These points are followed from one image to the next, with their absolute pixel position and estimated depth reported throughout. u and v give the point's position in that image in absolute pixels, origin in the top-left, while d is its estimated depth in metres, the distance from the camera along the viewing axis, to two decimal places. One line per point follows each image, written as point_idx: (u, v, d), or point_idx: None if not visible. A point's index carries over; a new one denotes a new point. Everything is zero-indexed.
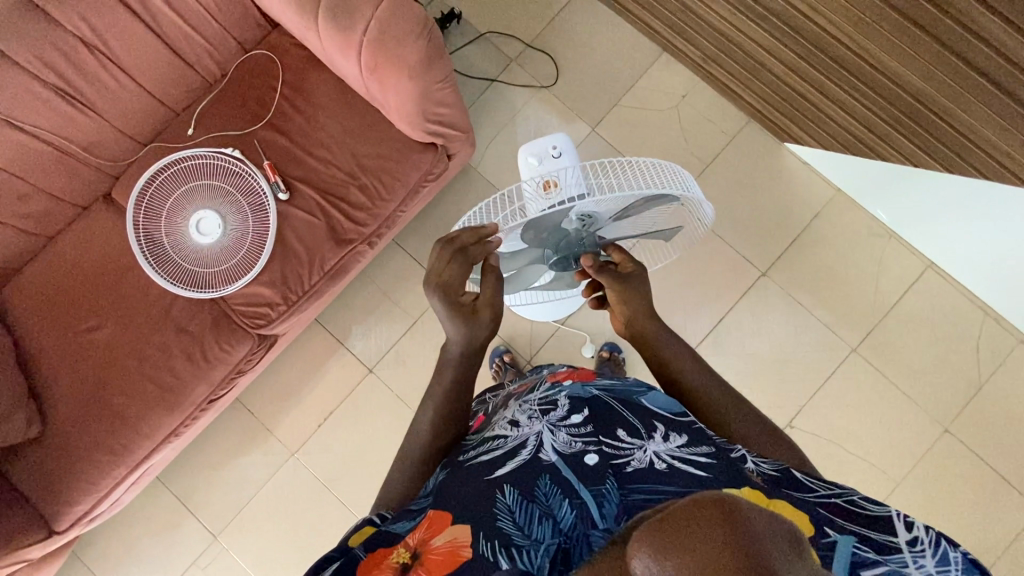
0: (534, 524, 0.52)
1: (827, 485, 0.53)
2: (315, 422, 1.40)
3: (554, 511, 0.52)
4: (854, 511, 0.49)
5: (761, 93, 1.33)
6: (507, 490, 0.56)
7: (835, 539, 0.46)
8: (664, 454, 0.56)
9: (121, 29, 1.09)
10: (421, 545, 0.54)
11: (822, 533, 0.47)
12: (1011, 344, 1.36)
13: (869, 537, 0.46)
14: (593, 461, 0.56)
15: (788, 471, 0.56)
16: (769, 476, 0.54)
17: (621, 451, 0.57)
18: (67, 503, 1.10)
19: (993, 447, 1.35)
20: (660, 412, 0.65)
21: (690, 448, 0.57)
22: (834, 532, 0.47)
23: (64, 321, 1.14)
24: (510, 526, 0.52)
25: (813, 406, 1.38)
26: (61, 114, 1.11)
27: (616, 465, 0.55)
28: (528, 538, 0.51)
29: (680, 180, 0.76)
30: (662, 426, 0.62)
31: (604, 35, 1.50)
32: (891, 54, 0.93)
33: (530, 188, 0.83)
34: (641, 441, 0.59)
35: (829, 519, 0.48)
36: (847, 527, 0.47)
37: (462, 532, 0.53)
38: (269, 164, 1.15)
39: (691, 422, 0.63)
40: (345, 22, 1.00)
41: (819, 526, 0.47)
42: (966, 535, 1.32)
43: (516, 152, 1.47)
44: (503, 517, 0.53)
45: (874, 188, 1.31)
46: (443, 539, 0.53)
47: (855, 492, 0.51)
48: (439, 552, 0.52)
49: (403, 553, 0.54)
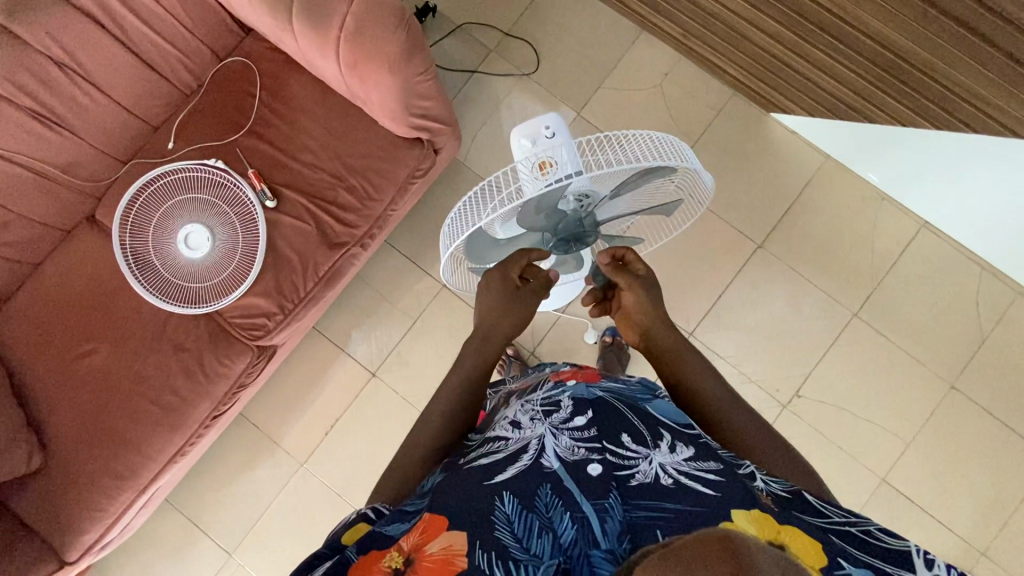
0: (533, 537, 0.49)
1: (841, 513, 0.52)
2: (322, 431, 1.39)
3: (553, 525, 0.49)
4: (870, 544, 0.48)
5: (743, 64, 1.29)
6: (506, 498, 0.53)
7: (850, 572, 0.45)
8: (670, 468, 0.55)
9: (91, 44, 1.07)
10: (416, 549, 0.50)
11: (835, 565, 0.45)
12: (1013, 299, 1.33)
13: (881, 570, 0.46)
14: (596, 470, 0.55)
15: (801, 493, 0.55)
16: (779, 496, 0.54)
17: (626, 461, 0.56)
18: (76, 532, 1.10)
19: (1005, 406, 1.32)
20: (667, 421, 0.65)
21: (697, 463, 0.56)
22: (848, 564, 0.45)
23: (58, 349, 1.13)
24: (507, 537, 0.49)
25: (823, 380, 1.35)
26: (38, 138, 1.09)
27: (620, 476, 0.54)
28: (526, 552, 0.48)
29: (679, 151, 0.72)
30: (668, 436, 0.61)
31: (580, 15, 1.46)
32: (873, 14, 0.89)
33: (524, 169, 0.77)
34: (647, 451, 0.58)
35: (841, 550, 0.47)
36: (861, 560, 0.46)
37: (457, 538, 0.50)
38: (254, 172, 1.12)
39: (698, 436, 0.63)
40: (320, 19, 0.97)
41: (832, 556, 0.46)
42: (989, 496, 1.30)
43: (502, 142, 1.45)
44: (501, 527, 0.50)
45: (867, 151, 1.28)
46: (438, 545, 0.50)
47: (871, 522, 0.50)
48: (433, 559, 0.49)
49: (396, 558, 0.50)
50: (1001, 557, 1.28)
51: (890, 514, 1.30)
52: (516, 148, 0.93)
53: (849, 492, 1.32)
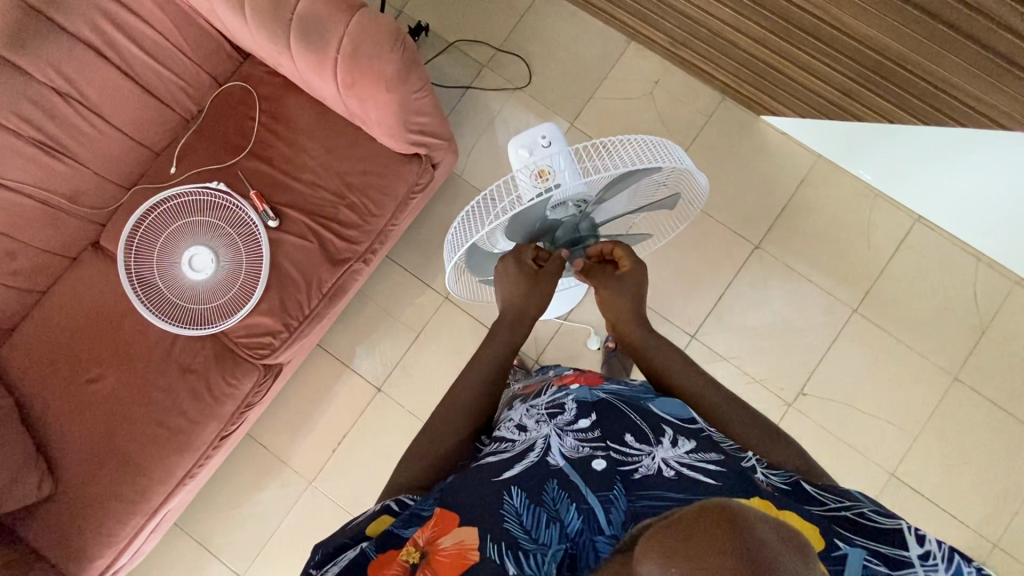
0: (542, 528, 0.51)
1: (837, 497, 0.54)
2: (331, 447, 1.40)
3: (560, 516, 0.52)
4: (864, 525, 0.50)
5: (732, 69, 1.32)
6: (514, 492, 0.55)
7: (845, 551, 0.47)
8: (673, 461, 0.56)
9: (94, 74, 1.10)
10: (429, 544, 0.51)
11: (833, 546, 0.47)
12: (1011, 288, 1.34)
13: (878, 551, 0.48)
14: (600, 465, 0.57)
15: (799, 483, 0.56)
16: (780, 487, 0.55)
17: (628, 457, 0.57)
18: (89, 558, 1.11)
19: (1005, 393, 1.32)
20: (670, 417, 0.65)
21: (700, 455, 0.57)
22: (844, 544, 0.48)
23: (65, 375, 1.14)
24: (516, 528, 0.51)
25: (825, 373, 1.36)
26: (43, 167, 1.11)
27: (623, 471, 0.56)
28: (535, 542, 0.50)
29: (671, 152, 0.73)
30: (671, 431, 0.62)
31: (570, 29, 1.49)
32: (852, 14, 0.91)
33: (523, 177, 0.78)
34: (650, 447, 0.59)
35: (839, 532, 0.49)
36: (857, 541, 0.48)
37: (468, 533, 0.51)
38: (256, 193, 1.14)
39: (701, 430, 0.63)
40: (318, 42, 0.99)
41: (830, 538, 0.48)
42: (999, 487, 1.30)
43: (498, 155, 1.47)
44: (510, 519, 0.52)
45: (855, 149, 1.30)
46: (451, 540, 0.51)
47: (865, 504, 0.52)
48: (446, 554, 0.50)
49: (412, 552, 0.51)
50: (1012, 547, 1.28)
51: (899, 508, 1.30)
52: (514, 157, 0.94)
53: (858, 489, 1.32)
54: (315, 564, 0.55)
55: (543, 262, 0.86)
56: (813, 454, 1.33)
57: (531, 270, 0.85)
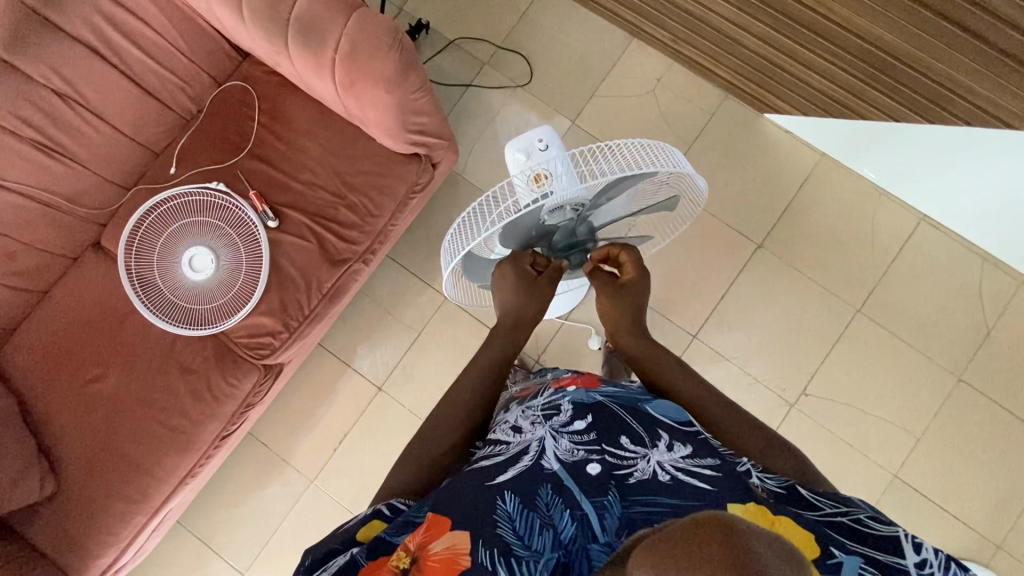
0: (535, 534, 0.51)
1: (833, 503, 0.53)
2: (332, 446, 1.40)
3: (554, 523, 0.51)
4: (858, 532, 0.49)
5: (732, 66, 1.31)
6: (507, 497, 0.55)
7: (841, 560, 0.46)
8: (668, 465, 0.56)
9: (92, 74, 1.10)
10: (421, 549, 0.51)
11: (828, 554, 0.46)
12: (1016, 288, 1.33)
13: (873, 558, 0.47)
14: (595, 470, 0.56)
15: (794, 488, 0.55)
16: (775, 492, 0.54)
17: (624, 461, 0.57)
18: (91, 556, 1.11)
19: (1010, 394, 1.31)
20: (667, 422, 0.64)
21: (696, 459, 0.57)
22: (840, 553, 0.47)
23: (67, 375, 1.14)
24: (509, 534, 0.51)
25: (828, 372, 1.35)
26: (43, 168, 1.11)
27: (618, 475, 0.55)
28: (528, 549, 0.49)
29: (670, 156, 0.72)
30: (667, 435, 0.61)
31: (572, 27, 1.48)
32: (858, 12, 0.90)
33: (520, 183, 0.79)
34: (645, 450, 0.58)
35: (834, 539, 0.48)
36: (852, 548, 0.48)
37: (461, 537, 0.51)
38: (256, 194, 1.14)
39: (697, 434, 0.63)
40: (315, 43, 0.99)
41: (826, 546, 0.47)
42: (1002, 488, 1.29)
43: (499, 154, 1.46)
44: (503, 524, 0.52)
45: (860, 148, 1.29)
46: (442, 544, 0.51)
47: (862, 511, 0.52)
48: (437, 559, 0.50)
49: (403, 558, 0.51)
50: (1016, 549, 1.27)
51: (902, 510, 1.29)
52: (511, 161, 0.94)
53: (860, 489, 1.31)
54: (306, 569, 0.55)
55: (542, 269, 0.85)
56: (815, 454, 1.32)
57: (529, 276, 0.84)
